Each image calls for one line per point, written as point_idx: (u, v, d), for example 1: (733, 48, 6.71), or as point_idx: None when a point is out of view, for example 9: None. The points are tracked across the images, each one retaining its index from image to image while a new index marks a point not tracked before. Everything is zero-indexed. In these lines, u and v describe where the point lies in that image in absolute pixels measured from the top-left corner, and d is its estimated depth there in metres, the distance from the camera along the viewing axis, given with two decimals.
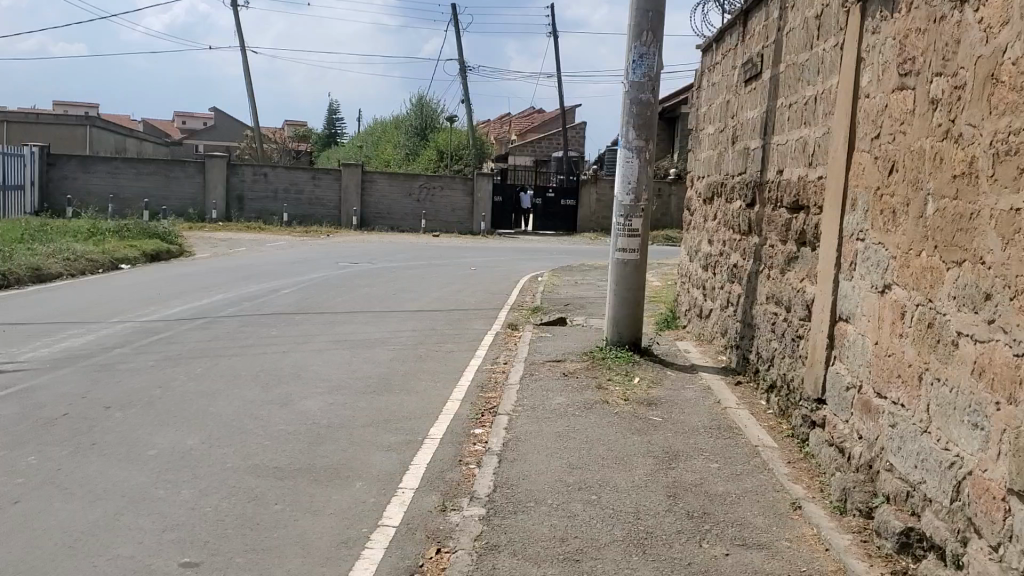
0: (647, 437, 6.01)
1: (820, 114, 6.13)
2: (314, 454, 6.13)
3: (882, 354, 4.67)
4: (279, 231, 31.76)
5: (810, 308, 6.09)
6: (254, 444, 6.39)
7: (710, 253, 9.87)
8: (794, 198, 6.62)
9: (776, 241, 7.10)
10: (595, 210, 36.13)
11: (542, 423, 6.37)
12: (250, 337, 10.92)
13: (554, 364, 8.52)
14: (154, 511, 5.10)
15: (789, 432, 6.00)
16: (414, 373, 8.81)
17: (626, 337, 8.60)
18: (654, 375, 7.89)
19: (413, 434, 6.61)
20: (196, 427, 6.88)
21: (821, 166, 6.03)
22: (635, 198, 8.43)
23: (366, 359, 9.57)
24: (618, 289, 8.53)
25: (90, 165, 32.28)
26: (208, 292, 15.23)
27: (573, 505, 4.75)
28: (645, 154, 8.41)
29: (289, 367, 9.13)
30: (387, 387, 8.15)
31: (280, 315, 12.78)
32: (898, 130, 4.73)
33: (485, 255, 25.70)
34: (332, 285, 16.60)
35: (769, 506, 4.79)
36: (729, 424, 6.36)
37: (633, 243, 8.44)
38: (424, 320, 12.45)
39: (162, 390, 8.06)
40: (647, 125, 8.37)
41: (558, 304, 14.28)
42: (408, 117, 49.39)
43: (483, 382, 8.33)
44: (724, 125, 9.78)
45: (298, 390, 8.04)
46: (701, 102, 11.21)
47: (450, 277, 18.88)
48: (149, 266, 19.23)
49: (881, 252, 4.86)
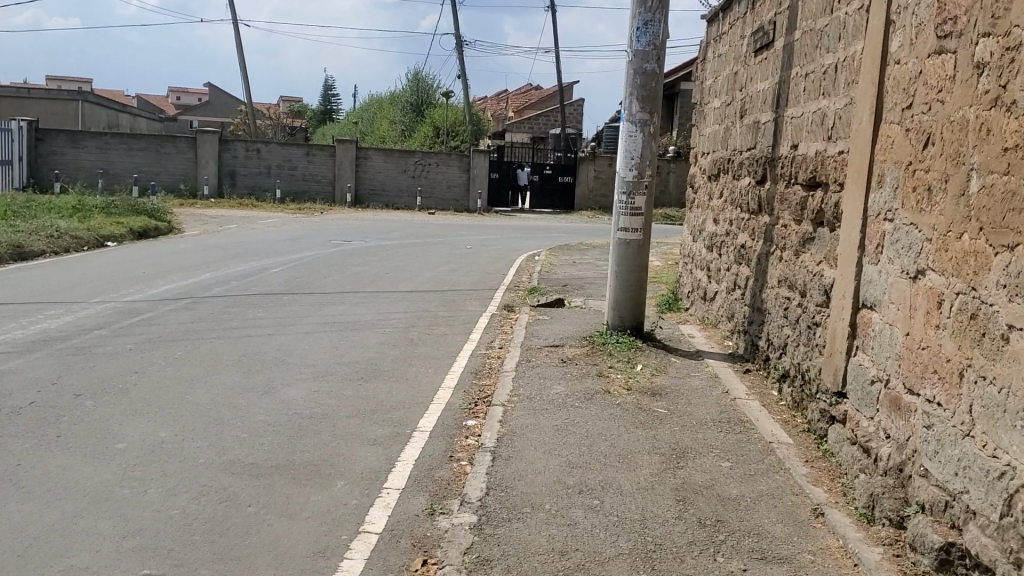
0: (653, 432, 5.59)
1: (841, 84, 5.67)
2: (294, 449, 5.71)
3: (915, 347, 4.24)
4: (272, 207, 31.24)
5: (828, 293, 5.66)
6: (230, 437, 5.96)
7: (715, 233, 9.43)
8: (811, 174, 6.17)
9: (790, 221, 6.65)
10: (593, 188, 35.61)
11: (540, 415, 5.94)
12: (235, 319, 10.47)
13: (552, 350, 8.08)
14: (115, 514, 4.66)
15: (805, 427, 5.58)
16: (404, 358, 8.37)
17: (628, 321, 8.17)
18: (657, 362, 7.47)
19: (401, 426, 6.19)
20: (170, 417, 6.44)
21: (842, 140, 5.57)
22: (639, 174, 7.97)
23: (355, 342, 9.13)
24: (619, 271, 8.08)
25: (80, 140, 31.73)
26: (195, 271, 14.77)
27: (573, 511, 4.33)
28: (649, 128, 7.94)
29: (273, 351, 8.69)
30: (375, 374, 7.72)
31: (267, 294, 12.33)
32: (934, 99, 4.28)
33: (480, 233, 25.21)
34: (323, 264, 16.11)
35: (788, 512, 4.38)
36: (739, 417, 5.94)
37: (636, 222, 7.99)
38: (417, 301, 12.00)
39: (138, 376, 7.61)
40: (651, 97, 7.90)
41: (556, 284, 13.84)
42: (404, 93, 48.73)
43: (477, 368, 7.90)
44: (730, 98, 9.32)
45: (281, 377, 7.61)
46: (706, 75, 10.72)
47: (445, 256, 18.42)
48: (136, 244, 18.75)
49: (913, 234, 4.42)
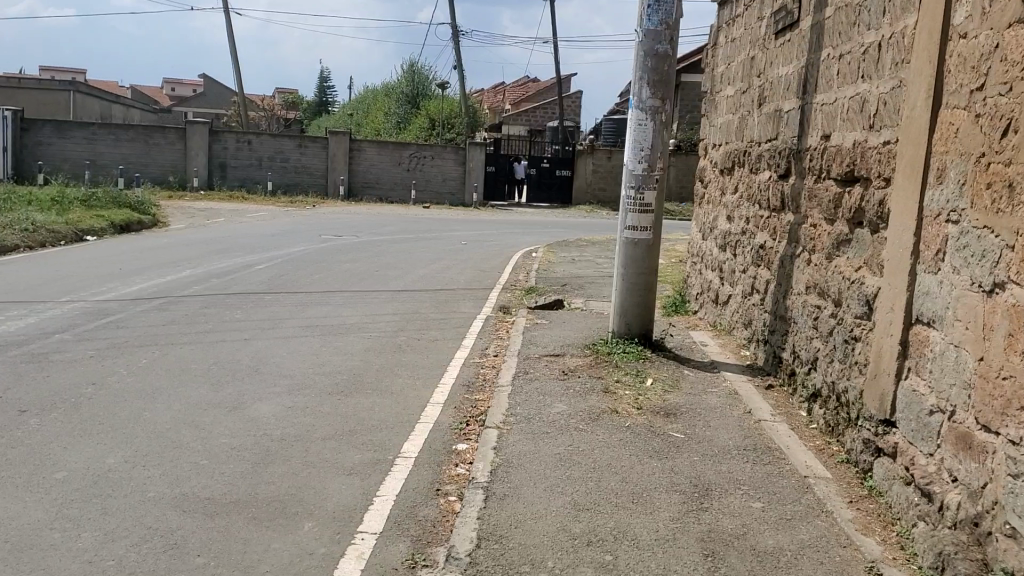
0: (669, 462, 4.88)
1: (887, 64, 4.94)
2: (258, 481, 4.99)
3: (992, 374, 3.52)
4: (263, 200, 30.47)
5: (870, 305, 4.95)
6: (187, 466, 5.24)
7: (730, 232, 8.71)
8: (848, 168, 5.45)
9: (821, 220, 5.93)
10: (591, 181, 34.87)
11: (540, 441, 5.23)
12: (210, 321, 9.73)
13: (552, 360, 7.36)
14: (38, 566, 3.93)
15: (843, 459, 4.88)
16: (390, 368, 7.65)
17: (636, 328, 7.46)
18: (669, 375, 6.77)
19: (383, 451, 5.47)
20: (124, 439, 5.71)
21: (889, 128, 4.84)
22: (649, 167, 7.24)
23: (337, 349, 8.40)
24: (626, 274, 7.37)
25: (66, 130, 30.97)
26: (175, 268, 14.04)
27: (581, 571, 3.63)
28: (661, 116, 7.21)
29: (247, 358, 7.96)
30: (357, 386, 7.00)
31: (248, 294, 11.59)
32: (1016, 77, 3.55)
33: (475, 228, 24.47)
34: (310, 261, 15.37)
35: (837, 571, 3.68)
36: (766, 444, 5.24)
37: (645, 219, 7.28)
38: (407, 302, 11.27)
39: (95, 389, 6.88)
40: (663, 82, 7.18)
41: (554, 283, 13.10)
42: (399, 84, 47.91)
43: (470, 380, 7.17)
44: (746, 85, 8.60)
45: (253, 389, 6.87)
46: (718, 62, 9.99)
47: (438, 252, 17.69)
48: (117, 238, 17.96)
49: (987, 240, 3.70)
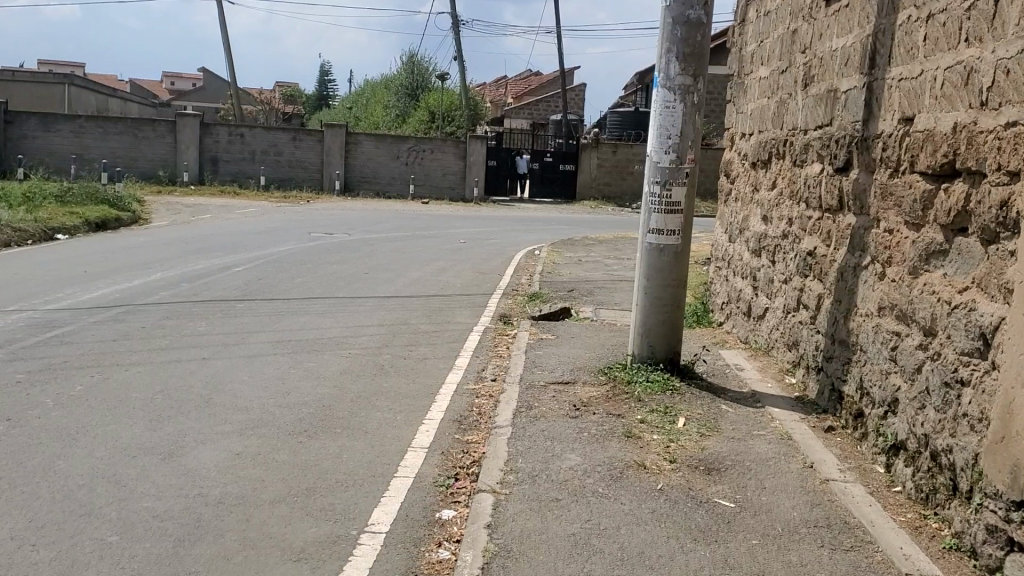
0: (723, 552, 3.67)
1: (1010, 20, 3.72)
2: (176, 572, 3.77)
3: None
4: (255, 196, 29.24)
5: (986, 340, 3.72)
6: (89, 545, 4.01)
7: (766, 235, 7.50)
8: (943, 160, 4.23)
9: (904, 225, 4.72)
10: (596, 176, 33.44)
11: (549, 514, 4.01)
12: (169, 336, 8.51)
13: (561, 391, 6.14)
14: None
15: (952, 545, 3.68)
16: (367, 398, 6.42)
17: (661, 351, 6.23)
18: (706, 413, 5.56)
19: (346, 523, 4.26)
20: (19, 501, 4.47)
21: (1015, 105, 3.63)
22: (679, 158, 6.02)
23: (308, 372, 7.18)
24: (650, 286, 6.15)
25: (52, 123, 29.75)
26: (146, 270, 12.85)
27: None
28: (694, 96, 5.99)
29: (200, 386, 6.74)
30: (324, 424, 5.78)
31: (218, 301, 10.37)
32: None
33: (476, 225, 23.12)
34: (295, 262, 14.12)
35: None
36: (844, 519, 4.03)
37: (673, 221, 6.06)
38: (396, 312, 10.03)
39: (7, 426, 5.65)
40: (696, 56, 5.96)
41: (560, 289, 11.85)
42: (398, 76, 46.61)
43: (462, 416, 5.97)
44: (785, 63, 7.37)
45: (197, 431, 5.65)
46: (748, 40, 8.76)
47: (434, 252, 16.39)
48: (91, 236, 16.79)
49: None
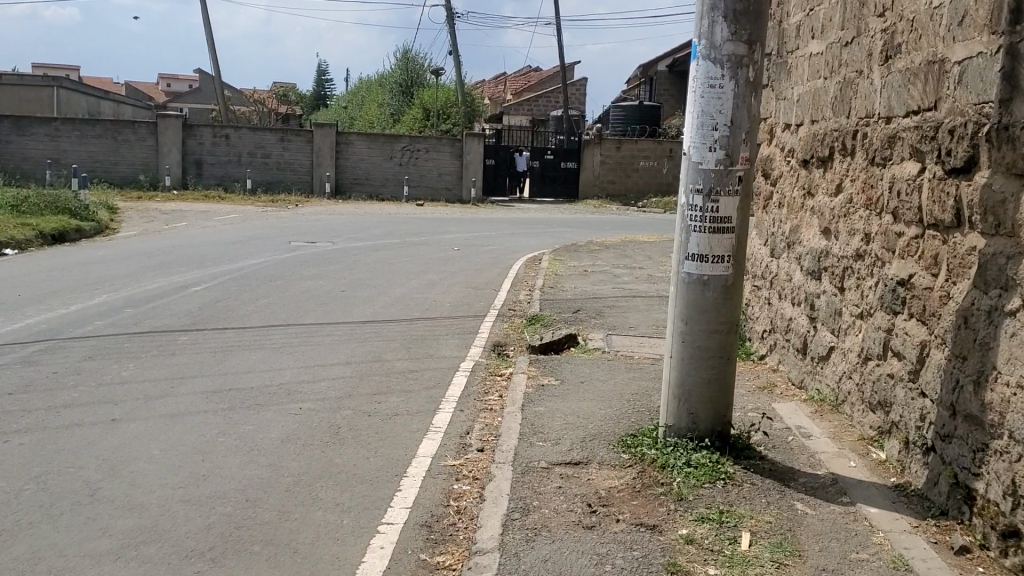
0: None
1: None
2: None
3: None
4: (240, 200, 27.61)
5: None
6: None
7: (830, 253, 5.84)
8: None
9: None
10: (599, 173, 31.85)
11: None
12: (83, 385, 6.86)
13: (572, 478, 4.48)
14: None
15: None
16: (309, 486, 4.77)
17: (705, 422, 4.59)
18: (778, 522, 3.89)
19: None
20: None
21: None
22: (729, 157, 4.38)
23: (238, 441, 5.52)
24: (689, 333, 4.52)
25: (26, 127, 28.13)
26: (90, 292, 11.20)
27: None
28: (748, 72, 4.34)
29: (93, 467, 5.07)
30: (238, 537, 4.13)
31: (159, 333, 8.73)
32: None
33: (475, 227, 21.54)
34: (264, 278, 12.48)
35: None
36: None
37: (721, 244, 4.43)
38: (369, 344, 8.39)
39: None
40: (752, 18, 4.32)
41: (565, 308, 10.20)
42: (393, 73, 45.01)
43: (436, 518, 4.33)
44: (852, 30, 5.69)
45: (59, 553, 3.98)
46: (790, 9, 7.10)
47: (425, 262, 14.77)
48: (43, 251, 15.14)
49: None
